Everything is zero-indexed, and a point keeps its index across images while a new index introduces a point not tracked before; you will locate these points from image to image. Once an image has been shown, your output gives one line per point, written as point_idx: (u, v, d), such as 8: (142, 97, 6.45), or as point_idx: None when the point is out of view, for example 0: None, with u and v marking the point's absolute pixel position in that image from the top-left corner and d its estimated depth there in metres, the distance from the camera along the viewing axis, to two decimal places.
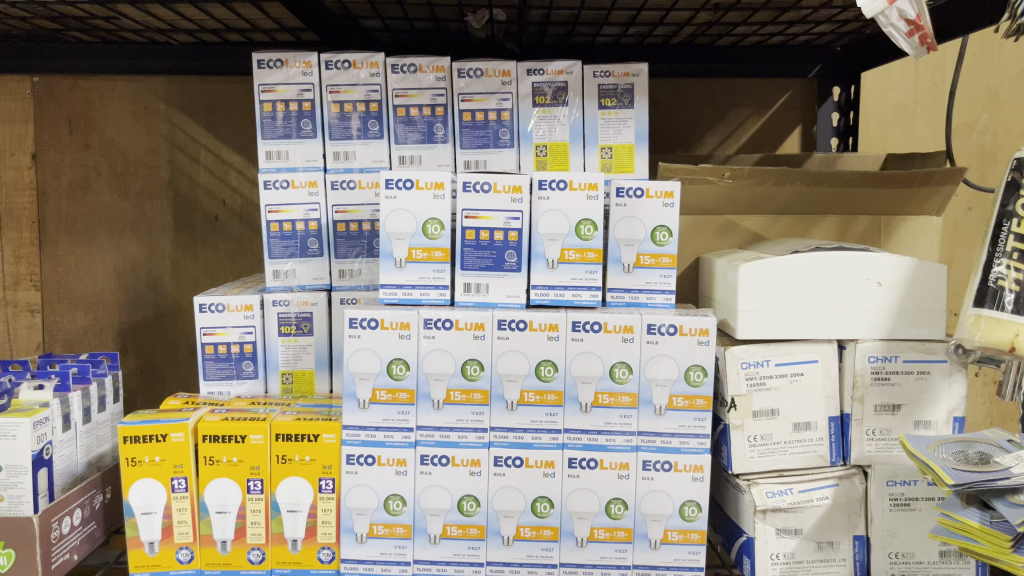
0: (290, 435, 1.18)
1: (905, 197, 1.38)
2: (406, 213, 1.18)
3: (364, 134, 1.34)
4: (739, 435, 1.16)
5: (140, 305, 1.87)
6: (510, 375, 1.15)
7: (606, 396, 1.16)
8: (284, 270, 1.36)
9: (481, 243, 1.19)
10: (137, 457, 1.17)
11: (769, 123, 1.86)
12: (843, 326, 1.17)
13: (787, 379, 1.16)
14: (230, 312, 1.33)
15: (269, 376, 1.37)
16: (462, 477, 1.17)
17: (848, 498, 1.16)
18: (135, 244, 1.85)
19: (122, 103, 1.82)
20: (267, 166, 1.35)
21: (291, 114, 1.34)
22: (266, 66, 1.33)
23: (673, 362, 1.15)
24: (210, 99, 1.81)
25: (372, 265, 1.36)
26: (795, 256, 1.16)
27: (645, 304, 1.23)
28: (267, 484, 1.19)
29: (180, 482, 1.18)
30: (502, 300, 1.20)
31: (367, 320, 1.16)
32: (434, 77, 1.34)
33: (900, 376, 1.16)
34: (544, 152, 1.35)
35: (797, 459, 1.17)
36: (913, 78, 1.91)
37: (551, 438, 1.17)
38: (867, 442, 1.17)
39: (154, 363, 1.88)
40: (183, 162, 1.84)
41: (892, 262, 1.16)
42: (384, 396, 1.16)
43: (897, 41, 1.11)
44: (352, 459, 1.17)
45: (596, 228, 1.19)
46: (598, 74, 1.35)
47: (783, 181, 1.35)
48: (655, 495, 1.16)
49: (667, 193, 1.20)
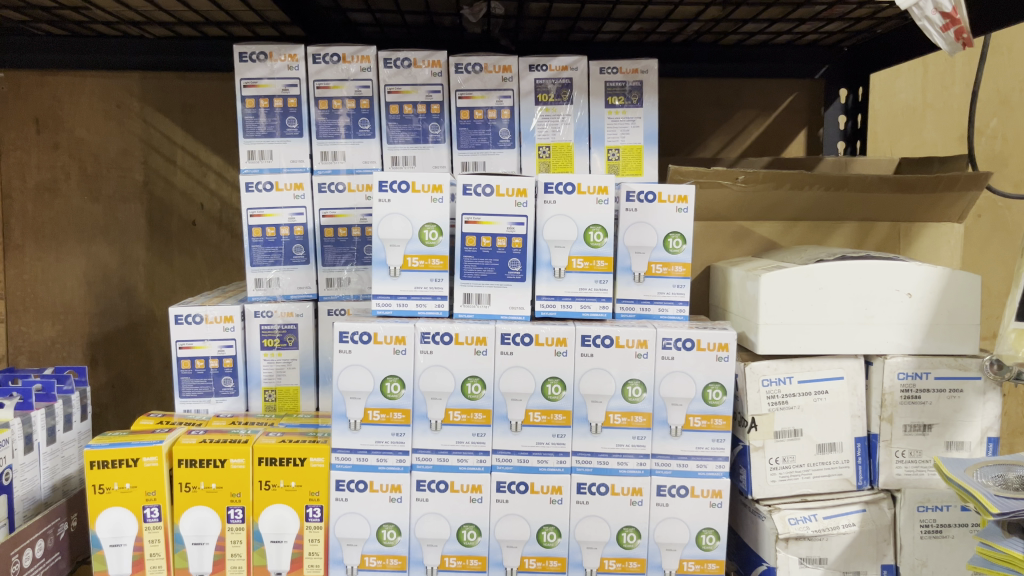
0: (274, 459, 1.09)
1: (928, 202, 1.31)
2: (400, 217, 1.09)
3: (354, 133, 1.25)
4: (760, 457, 1.08)
5: (112, 315, 1.76)
6: (514, 394, 1.06)
7: (618, 416, 1.07)
8: (267, 279, 1.26)
9: (482, 250, 1.10)
10: (105, 483, 1.07)
11: (774, 126, 1.79)
12: (872, 340, 1.08)
13: (811, 397, 1.08)
14: (209, 324, 1.24)
15: (251, 393, 1.27)
16: (462, 504, 1.08)
17: (876, 525, 1.09)
18: (107, 250, 1.75)
19: (93, 101, 1.71)
20: (249, 167, 1.25)
21: (275, 111, 1.25)
22: (248, 59, 1.24)
23: (690, 379, 1.07)
24: (189, 97, 1.71)
25: (362, 273, 1.27)
26: (821, 264, 1.08)
27: (658, 317, 1.14)
28: (249, 512, 1.09)
29: (153, 511, 1.08)
30: (505, 312, 1.11)
31: (359, 333, 1.06)
32: (429, 72, 1.26)
33: (931, 394, 1.09)
34: (547, 152, 1.27)
35: (821, 483, 1.09)
36: (923, 81, 1.83)
37: (558, 461, 1.08)
38: (896, 465, 1.09)
39: (127, 377, 1.78)
40: (158, 164, 1.73)
41: (923, 272, 1.08)
42: (377, 416, 1.07)
43: (932, 35, 1.03)
44: (342, 485, 1.07)
45: (606, 235, 1.10)
46: (605, 71, 1.27)
47: (801, 185, 1.28)
48: (670, 523, 1.08)
49: (680, 198, 1.12)
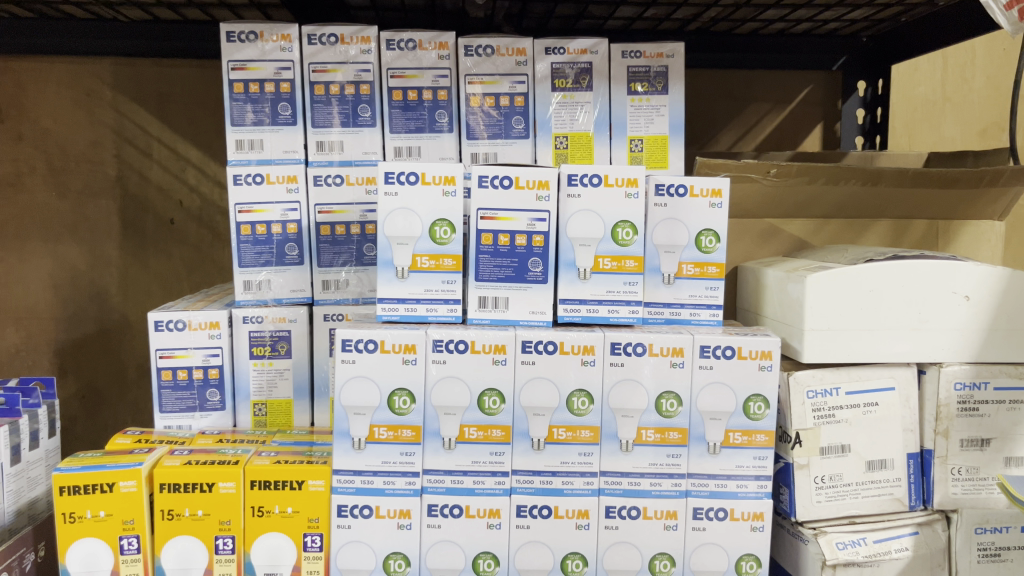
0: (269, 483, 0.97)
1: (969, 199, 1.22)
2: (408, 213, 0.98)
3: (353, 121, 1.15)
4: (804, 476, 0.98)
5: (80, 320, 1.63)
6: (536, 409, 0.96)
7: (651, 432, 0.97)
8: (257, 281, 1.15)
9: (499, 249, 0.99)
10: (77, 511, 0.95)
11: (788, 121, 1.72)
12: (925, 347, 0.99)
13: (860, 410, 0.99)
14: (192, 331, 1.12)
15: (239, 406, 1.16)
16: (478, 531, 0.97)
17: (931, 548, 0.99)
18: (76, 250, 1.62)
19: (60, 88, 1.58)
20: (237, 158, 1.13)
21: (266, 96, 1.13)
22: (236, 39, 1.12)
23: (730, 392, 0.97)
24: (166, 85, 1.59)
25: (362, 275, 1.17)
26: (870, 265, 0.98)
27: (689, 322, 1.04)
28: (240, 542, 0.98)
29: (131, 542, 0.96)
30: (525, 317, 1.00)
31: (364, 342, 0.95)
32: (436, 55, 1.15)
33: (990, 406, 1.00)
34: (564, 143, 1.17)
35: (870, 503, 1.00)
36: (943, 73, 1.76)
37: (585, 483, 0.98)
38: (952, 484, 1.00)
39: (98, 388, 1.65)
40: (133, 157, 1.61)
41: (983, 271, 0.99)
42: (384, 434, 0.96)
43: (994, 14, 0.94)
44: (345, 511, 0.96)
45: (636, 232, 1.00)
46: (627, 54, 1.18)
47: (836, 180, 1.18)
48: (707, 549, 0.98)
49: (714, 191, 1.02)
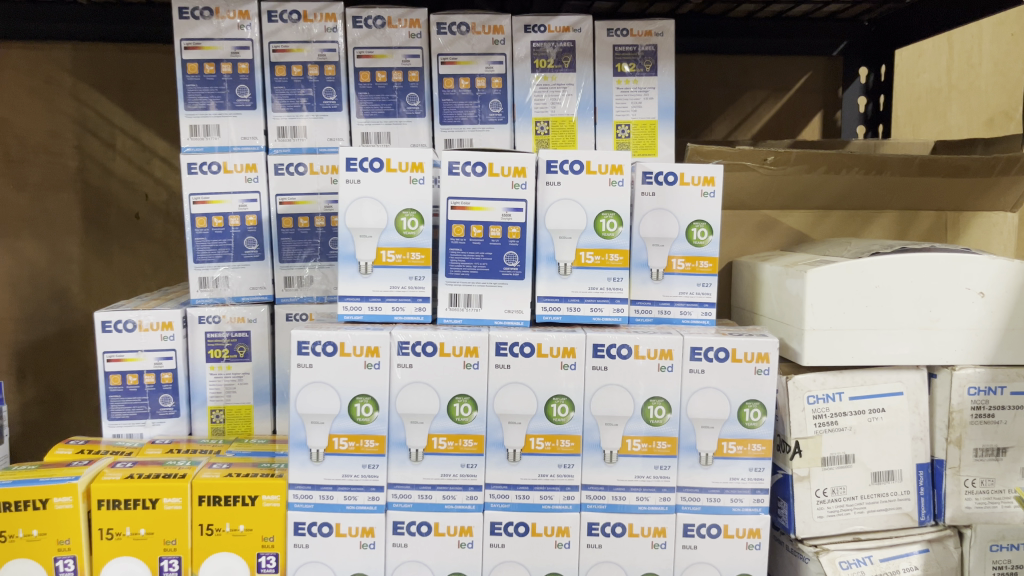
0: (219, 498, 0.89)
1: (980, 189, 1.15)
2: (373, 203, 0.90)
3: (317, 105, 1.06)
4: (805, 489, 0.90)
5: (40, 321, 1.55)
6: (511, 417, 0.88)
7: (638, 442, 0.89)
8: (213, 278, 1.06)
9: (471, 242, 0.91)
10: (7, 530, 0.87)
11: (786, 110, 1.64)
12: (936, 349, 0.91)
13: (865, 417, 0.91)
14: (143, 332, 1.04)
15: (195, 413, 1.08)
16: (448, 550, 0.89)
17: (942, 567, 0.92)
18: (34, 246, 1.53)
19: (17, 75, 1.49)
20: (191, 145, 1.05)
21: (223, 78, 1.05)
22: (189, 16, 1.04)
23: (723, 397, 0.89)
24: (129, 72, 1.51)
25: (327, 271, 1.08)
26: (875, 258, 0.90)
27: (680, 321, 0.95)
28: (187, 563, 0.89)
29: (67, 564, 0.87)
30: (500, 316, 0.92)
31: (322, 344, 0.87)
32: (407, 33, 1.07)
33: (1006, 412, 0.92)
34: (545, 128, 1.09)
35: (877, 519, 0.91)
36: (948, 59, 1.68)
37: (565, 497, 0.89)
38: (966, 497, 0.92)
39: (59, 391, 1.56)
40: (95, 148, 1.53)
41: (999, 266, 0.91)
42: (345, 445, 0.88)
43: None
44: (302, 529, 0.88)
45: (621, 223, 0.92)
46: (613, 33, 1.09)
47: (836, 169, 1.10)
48: (698, 568, 0.90)
49: (706, 179, 0.94)
